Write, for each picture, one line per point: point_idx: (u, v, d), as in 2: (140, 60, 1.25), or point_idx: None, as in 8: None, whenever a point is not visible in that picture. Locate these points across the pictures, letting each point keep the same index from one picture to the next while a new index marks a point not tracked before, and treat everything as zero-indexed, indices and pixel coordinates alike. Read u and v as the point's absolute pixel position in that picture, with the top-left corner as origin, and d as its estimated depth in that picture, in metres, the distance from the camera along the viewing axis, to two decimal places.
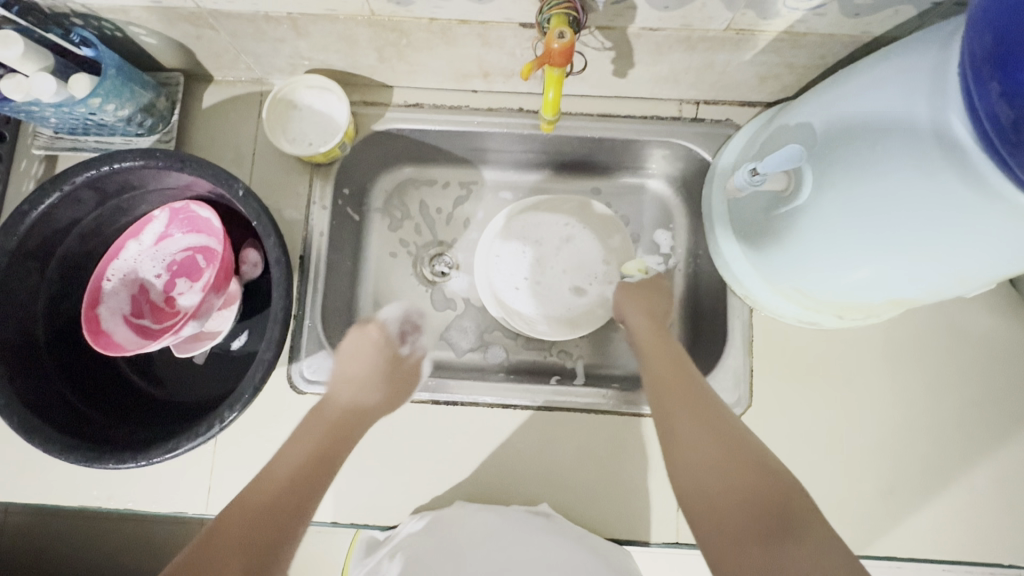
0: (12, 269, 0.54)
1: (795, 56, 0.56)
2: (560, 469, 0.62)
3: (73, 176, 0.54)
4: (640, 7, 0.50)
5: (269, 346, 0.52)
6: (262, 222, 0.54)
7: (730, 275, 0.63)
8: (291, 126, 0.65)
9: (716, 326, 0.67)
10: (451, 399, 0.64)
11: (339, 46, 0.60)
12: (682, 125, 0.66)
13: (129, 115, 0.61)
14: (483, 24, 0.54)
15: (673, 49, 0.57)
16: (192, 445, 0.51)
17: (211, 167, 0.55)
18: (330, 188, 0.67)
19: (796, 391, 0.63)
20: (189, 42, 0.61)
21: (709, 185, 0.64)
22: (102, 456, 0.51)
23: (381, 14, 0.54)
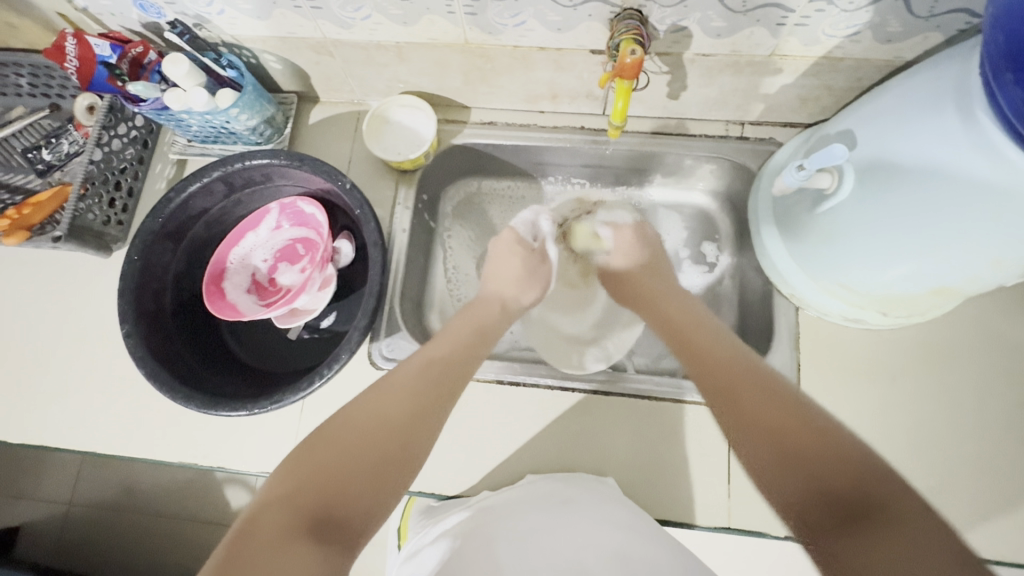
0: (155, 245, 0.65)
1: (834, 79, 0.64)
2: (614, 451, 0.67)
3: (212, 170, 0.65)
4: (696, 35, 0.59)
5: (363, 316, 0.60)
6: (363, 210, 0.63)
7: (777, 275, 0.68)
8: (384, 138, 0.75)
9: (763, 325, 0.71)
10: (515, 378, 0.70)
11: (433, 71, 0.71)
12: (730, 142, 0.74)
13: (255, 126, 0.72)
14: (559, 51, 0.64)
15: (722, 73, 0.65)
16: (293, 399, 0.58)
17: (323, 165, 0.64)
18: (413, 192, 0.76)
19: (842, 387, 0.66)
20: (308, 67, 0.73)
21: (755, 194, 0.70)
22: (218, 404, 0.58)
23: (474, 43, 0.64)
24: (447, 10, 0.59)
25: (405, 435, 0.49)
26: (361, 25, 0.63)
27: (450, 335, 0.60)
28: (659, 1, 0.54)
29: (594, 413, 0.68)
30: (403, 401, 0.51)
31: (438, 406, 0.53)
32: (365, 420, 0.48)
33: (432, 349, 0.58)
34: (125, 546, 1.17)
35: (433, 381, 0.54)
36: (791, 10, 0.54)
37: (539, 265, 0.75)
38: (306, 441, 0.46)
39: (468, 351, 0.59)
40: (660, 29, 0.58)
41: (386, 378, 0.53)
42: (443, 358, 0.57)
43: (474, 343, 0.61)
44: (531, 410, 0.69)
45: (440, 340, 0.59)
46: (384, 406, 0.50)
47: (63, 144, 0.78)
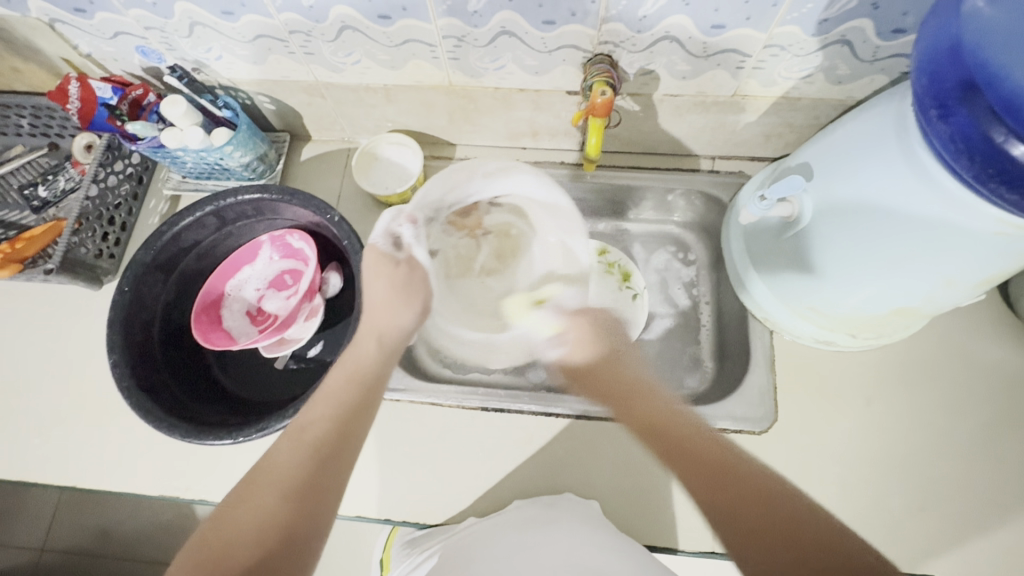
0: (146, 277, 0.66)
1: (793, 117, 0.68)
2: (598, 476, 0.67)
3: (205, 205, 0.68)
4: (663, 78, 0.64)
5: (349, 343, 0.61)
6: (350, 241, 0.65)
7: (750, 300, 0.70)
8: (372, 173, 0.78)
9: (740, 350, 0.73)
10: (500, 405, 0.70)
11: (419, 111, 0.75)
12: (703, 176, 0.78)
13: (248, 162, 0.75)
14: (537, 92, 0.68)
15: (691, 112, 0.69)
16: (277, 428, 0.58)
17: (313, 199, 0.67)
18: None
19: (819, 411, 0.68)
20: (301, 108, 0.77)
21: (728, 224, 0.74)
22: (203, 433, 0.59)
23: (458, 85, 0.68)
24: (431, 56, 0.63)
25: (282, 524, 0.44)
26: (351, 69, 0.67)
27: (327, 395, 0.52)
28: (627, 47, 0.59)
29: (578, 440, 0.69)
30: (282, 488, 0.46)
31: (325, 477, 0.47)
32: (243, 516, 0.44)
33: (314, 416, 0.50)
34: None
35: (312, 458, 0.48)
36: (748, 55, 0.59)
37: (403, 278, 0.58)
38: (192, 547, 0.44)
39: (344, 409, 0.51)
40: (629, 72, 0.63)
41: (263, 461, 0.48)
42: (322, 421, 0.50)
43: (349, 396, 0.52)
44: (516, 436, 0.69)
45: (319, 400, 0.52)
46: (257, 500, 0.45)
47: (59, 180, 0.80)
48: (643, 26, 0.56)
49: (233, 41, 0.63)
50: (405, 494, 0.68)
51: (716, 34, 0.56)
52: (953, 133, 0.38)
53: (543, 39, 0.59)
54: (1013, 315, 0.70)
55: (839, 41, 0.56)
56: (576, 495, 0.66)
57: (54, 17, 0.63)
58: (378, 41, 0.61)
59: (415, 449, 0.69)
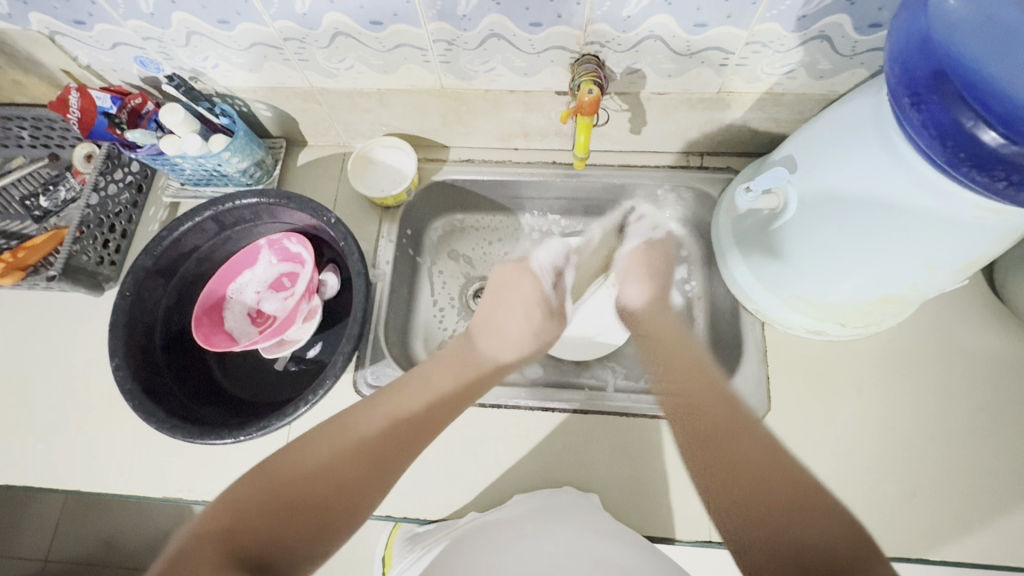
0: (146, 281, 0.68)
1: (778, 112, 0.70)
2: (596, 468, 0.68)
3: (204, 210, 0.69)
4: (649, 76, 0.65)
5: (348, 342, 0.62)
6: (347, 242, 0.66)
7: (741, 292, 0.71)
8: (368, 177, 0.79)
9: (734, 342, 0.74)
10: (497, 401, 0.71)
11: (413, 114, 0.76)
12: (692, 172, 0.79)
13: (246, 168, 0.76)
14: (528, 93, 0.70)
15: (678, 110, 0.71)
16: (278, 426, 0.59)
17: (310, 202, 0.68)
18: (396, 226, 0.80)
19: (812, 400, 0.69)
20: (296, 114, 0.78)
21: (717, 219, 0.75)
22: (205, 433, 0.60)
23: (450, 88, 0.70)
24: (423, 59, 0.65)
25: (344, 482, 0.50)
26: (345, 74, 0.68)
27: (413, 384, 0.60)
28: (613, 47, 0.61)
29: (575, 433, 0.70)
30: (353, 450, 0.52)
31: (393, 456, 0.54)
32: (309, 459, 0.51)
33: (400, 407, 0.57)
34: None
35: (388, 434, 0.55)
36: (731, 52, 0.60)
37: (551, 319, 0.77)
38: (258, 467, 0.51)
39: (429, 401, 0.59)
40: (617, 72, 0.65)
41: (345, 417, 0.55)
42: (408, 413, 0.57)
43: (445, 402, 0.60)
44: (513, 431, 0.70)
45: (398, 388, 0.59)
46: (328, 449, 0.52)
47: (60, 190, 0.82)
48: (628, 26, 0.58)
49: (228, 49, 0.65)
50: (405, 491, 0.69)
51: (699, 33, 0.58)
52: (925, 119, 0.39)
53: (531, 41, 0.60)
54: (1000, 302, 0.71)
55: (818, 36, 0.57)
56: (575, 488, 0.67)
57: (54, 30, 0.65)
58: (370, 46, 0.63)
59: None
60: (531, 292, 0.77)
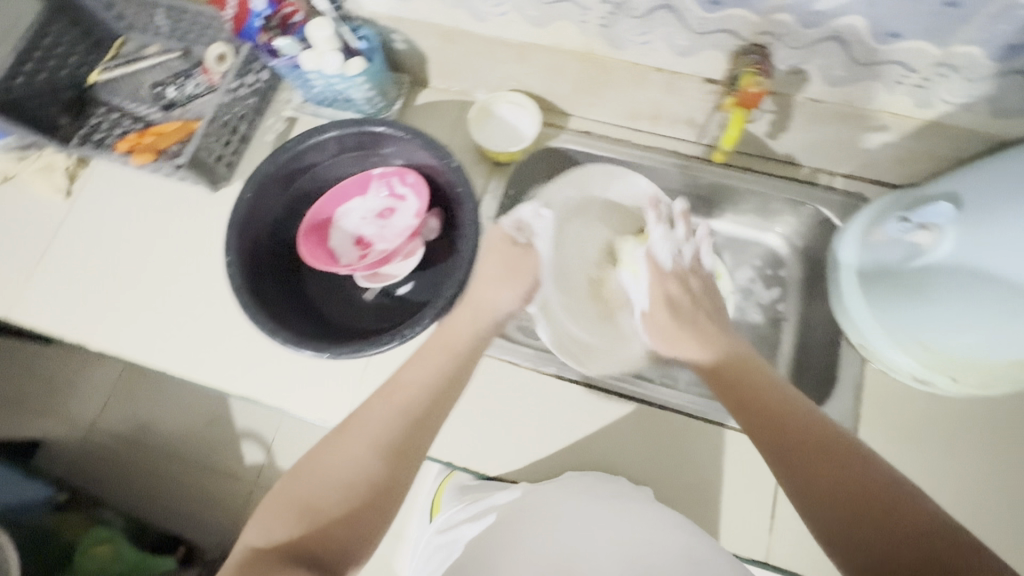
0: (265, 187, 0.69)
1: (937, 144, 0.65)
2: (660, 466, 0.68)
3: (332, 129, 0.70)
4: (813, 80, 0.61)
5: (453, 285, 0.64)
6: (466, 188, 0.66)
7: (849, 324, 0.68)
8: (486, 129, 0.79)
9: (825, 372, 0.72)
10: (574, 377, 0.71)
11: (547, 74, 0.74)
12: (819, 190, 0.76)
13: (372, 96, 0.77)
14: (675, 74, 0.67)
15: (827, 122, 0.67)
16: (374, 351, 0.61)
17: (436, 142, 0.68)
18: (503, 185, 0.80)
19: (903, 450, 0.66)
20: (431, 52, 0.77)
21: (837, 244, 0.71)
22: (302, 342, 0.62)
23: (596, 54, 0.68)
24: (581, 19, 0.62)
25: (374, 472, 0.50)
26: (496, 20, 0.67)
27: (424, 359, 0.58)
28: (788, 42, 0.57)
29: (647, 425, 0.69)
30: (374, 440, 0.52)
31: (411, 441, 0.53)
32: (330, 467, 0.50)
33: (407, 386, 0.56)
34: (156, 463, 1.33)
35: (408, 415, 0.54)
36: (914, 70, 0.56)
37: (519, 256, 0.67)
38: (286, 477, 0.52)
39: (438, 375, 0.57)
40: (780, 69, 0.61)
41: (347, 423, 0.53)
42: (413, 387, 0.56)
43: (443, 366, 0.58)
44: (584, 410, 0.70)
45: (412, 364, 0.58)
46: (346, 448, 0.51)
47: (188, 84, 0.86)
48: (815, 22, 0.54)
49: None
50: (469, 443, 0.70)
51: (890, 43, 0.54)
52: None
53: (703, 20, 0.57)
54: None
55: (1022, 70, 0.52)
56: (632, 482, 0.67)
57: None
58: None
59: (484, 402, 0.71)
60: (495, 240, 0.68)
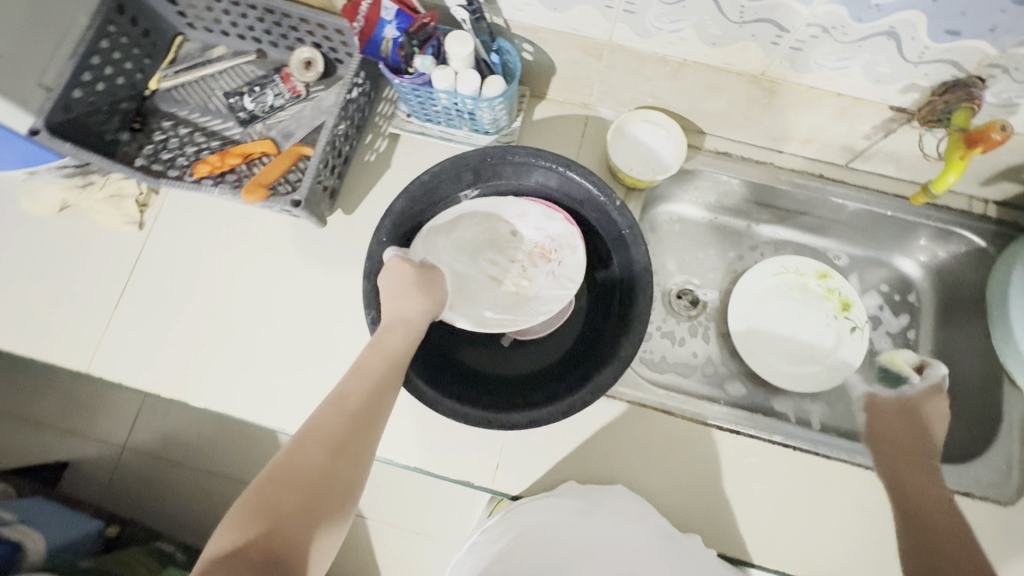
0: (398, 229, 0.61)
1: None
2: (830, 519, 0.64)
3: (470, 159, 0.61)
4: (1021, 113, 0.56)
5: (630, 344, 0.56)
6: (633, 231, 0.59)
7: (1020, 366, 0.65)
8: (619, 151, 0.72)
9: (983, 412, 0.69)
10: (730, 425, 0.67)
11: (697, 93, 0.67)
12: (971, 218, 0.72)
13: (499, 117, 0.68)
14: (855, 100, 0.61)
15: (1010, 152, 0.63)
16: (551, 420, 0.54)
17: (592, 175, 0.60)
18: (637, 211, 0.73)
19: None
20: (563, 65, 0.69)
21: (1000, 278, 0.68)
22: (469, 411, 0.55)
23: (769, 75, 0.61)
24: (772, 40, 0.56)
25: (329, 475, 0.42)
26: (663, 37, 0.59)
27: (362, 361, 0.50)
28: (1014, 75, 0.52)
29: (810, 475, 0.66)
30: (324, 437, 0.44)
31: (361, 445, 0.45)
32: (288, 464, 0.42)
33: (348, 381, 0.48)
34: (198, 482, 1.16)
35: (351, 412, 0.46)
36: None
37: (426, 275, 0.58)
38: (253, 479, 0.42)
39: (376, 374, 0.49)
40: (988, 101, 0.56)
41: (302, 426, 0.45)
42: (362, 386, 0.48)
43: (374, 366, 0.49)
44: (744, 460, 0.66)
45: (353, 365, 0.50)
46: (302, 445, 0.43)
47: (268, 94, 0.75)
48: None
49: None
50: None
51: None
52: None
53: (925, 49, 0.52)
54: None
55: None
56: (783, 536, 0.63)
57: None
58: (725, 14, 0.54)
59: (636, 455, 0.66)
60: (391, 283, 0.55)
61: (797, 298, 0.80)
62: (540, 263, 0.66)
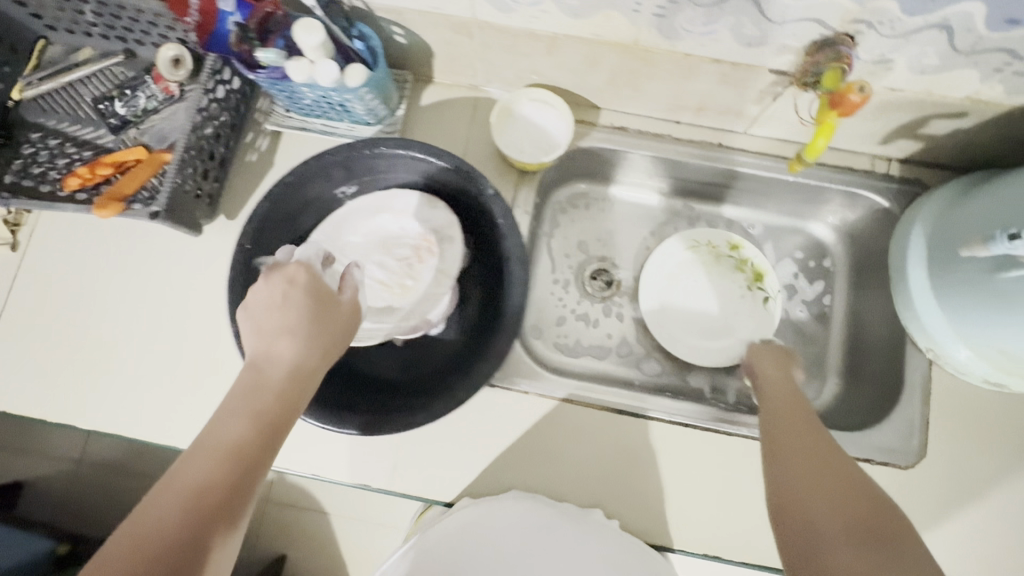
0: (265, 233, 0.59)
1: (1016, 129, 0.60)
2: (736, 496, 0.63)
3: (334, 154, 0.59)
4: (897, 69, 0.54)
5: (505, 338, 0.55)
6: (507, 221, 0.57)
7: (917, 328, 0.65)
8: (508, 133, 0.69)
9: (888, 376, 0.69)
10: (634, 408, 0.66)
11: (578, 67, 0.64)
12: (875, 179, 0.70)
13: (374, 106, 0.65)
14: (733, 65, 0.58)
15: (898, 110, 0.60)
16: (426, 420, 0.53)
17: (462, 163, 0.58)
18: (532, 195, 0.71)
19: (972, 454, 0.64)
20: (438, 46, 0.65)
21: (900, 240, 0.67)
22: (345, 418, 0.54)
23: (643, 45, 0.58)
24: (633, 8, 0.52)
25: (185, 539, 0.35)
26: (524, 11, 0.56)
27: (240, 395, 0.43)
28: (880, 30, 0.49)
29: (714, 453, 0.65)
30: (181, 492, 0.37)
31: (237, 495, 0.38)
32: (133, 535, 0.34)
33: (222, 419, 0.41)
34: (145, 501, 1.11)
35: (224, 459, 0.39)
36: (1019, 58, 0.49)
37: (326, 292, 0.51)
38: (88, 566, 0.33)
39: (252, 408, 0.42)
40: (862, 59, 0.53)
41: (159, 486, 0.37)
42: (236, 419, 0.41)
43: (257, 399, 0.42)
44: (649, 443, 0.65)
45: (229, 401, 0.42)
46: (157, 512, 0.35)
47: (139, 98, 0.72)
48: (920, 8, 0.46)
49: None
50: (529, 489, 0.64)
51: (1002, 30, 0.47)
52: None
53: (785, 8, 0.49)
54: None
55: None
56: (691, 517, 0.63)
57: None
58: None
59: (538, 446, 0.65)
60: (264, 299, 0.49)
61: (709, 270, 0.79)
62: (427, 258, 0.62)
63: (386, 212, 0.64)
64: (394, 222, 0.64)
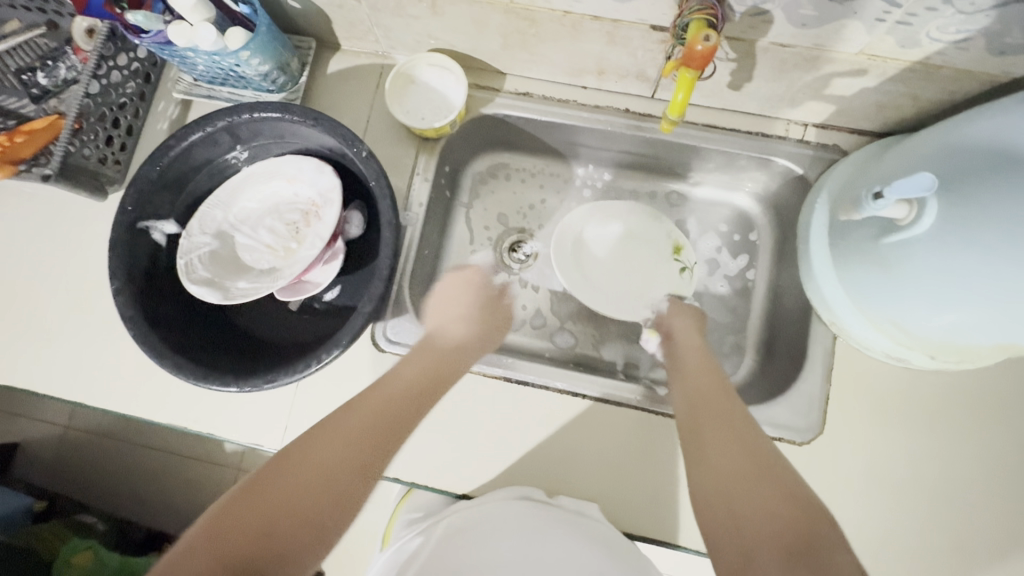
0: (149, 196, 0.60)
1: (924, 89, 0.56)
2: (623, 467, 0.62)
3: (216, 119, 0.60)
4: (777, 22, 0.51)
5: (370, 301, 0.55)
6: (380, 183, 0.57)
7: (820, 299, 0.61)
8: (407, 100, 0.68)
9: (795, 352, 0.66)
10: (523, 377, 0.65)
11: (469, 29, 0.63)
12: (790, 146, 0.67)
13: (267, 72, 0.65)
14: (615, 22, 0.56)
15: (796, 69, 0.57)
16: (290, 380, 0.55)
17: (339, 127, 0.58)
18: (435, 163, 0.70)
19: (871, 433, 0.62)
20: (331, 10, 0.65)
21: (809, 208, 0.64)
22: (212, 376, 0.55)
23: (520, 3, 0.56)
24: None
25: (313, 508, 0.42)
26: None
27: (379, 396, 0.53)
28: None
29: (605, 425, 0.64)
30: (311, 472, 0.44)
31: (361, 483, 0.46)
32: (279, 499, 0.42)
33: (350, 415, 0.50)
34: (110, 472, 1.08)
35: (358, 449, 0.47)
36: (896, 5, 0.46)
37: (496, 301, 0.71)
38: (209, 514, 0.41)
39: (388, 411, 0.52)
40: (738, 11, 0.51)
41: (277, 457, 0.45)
42: (364, 417, 0.50)
43: (394, 406, 0.52)
44: (538, 412, 0.64)
45: (368, 400, 0.52)
46: (286, 480, 0.43)
47: (60, 68, 0.74)
48: None
49: None
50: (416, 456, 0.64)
51: None
52: None
53: None
54: None
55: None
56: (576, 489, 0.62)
57: None
58: None
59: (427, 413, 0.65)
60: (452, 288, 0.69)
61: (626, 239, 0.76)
62: (312, 222, 0.63)
63: (275, 177, 0.64)
64: (284, 188, 0.64)
